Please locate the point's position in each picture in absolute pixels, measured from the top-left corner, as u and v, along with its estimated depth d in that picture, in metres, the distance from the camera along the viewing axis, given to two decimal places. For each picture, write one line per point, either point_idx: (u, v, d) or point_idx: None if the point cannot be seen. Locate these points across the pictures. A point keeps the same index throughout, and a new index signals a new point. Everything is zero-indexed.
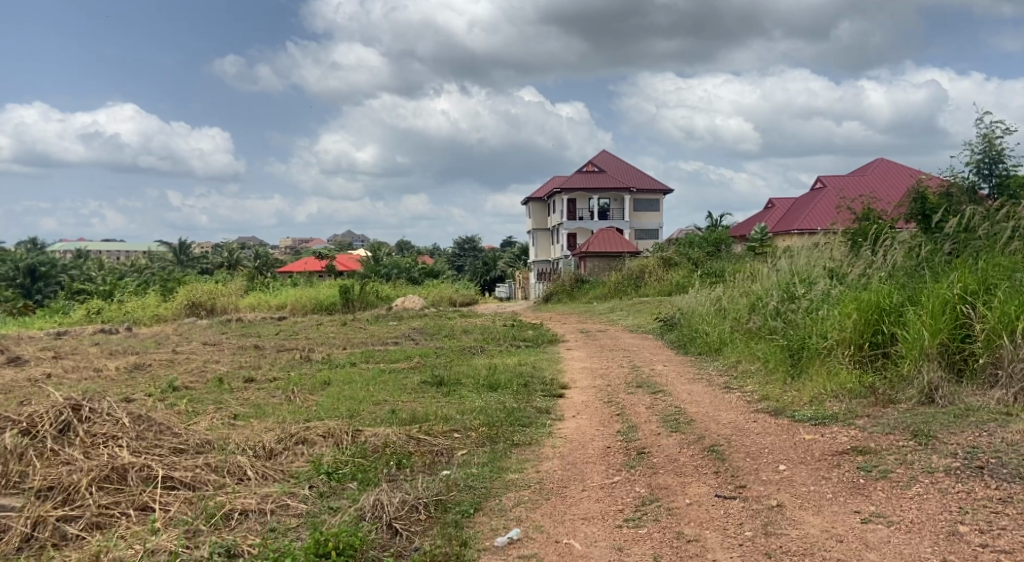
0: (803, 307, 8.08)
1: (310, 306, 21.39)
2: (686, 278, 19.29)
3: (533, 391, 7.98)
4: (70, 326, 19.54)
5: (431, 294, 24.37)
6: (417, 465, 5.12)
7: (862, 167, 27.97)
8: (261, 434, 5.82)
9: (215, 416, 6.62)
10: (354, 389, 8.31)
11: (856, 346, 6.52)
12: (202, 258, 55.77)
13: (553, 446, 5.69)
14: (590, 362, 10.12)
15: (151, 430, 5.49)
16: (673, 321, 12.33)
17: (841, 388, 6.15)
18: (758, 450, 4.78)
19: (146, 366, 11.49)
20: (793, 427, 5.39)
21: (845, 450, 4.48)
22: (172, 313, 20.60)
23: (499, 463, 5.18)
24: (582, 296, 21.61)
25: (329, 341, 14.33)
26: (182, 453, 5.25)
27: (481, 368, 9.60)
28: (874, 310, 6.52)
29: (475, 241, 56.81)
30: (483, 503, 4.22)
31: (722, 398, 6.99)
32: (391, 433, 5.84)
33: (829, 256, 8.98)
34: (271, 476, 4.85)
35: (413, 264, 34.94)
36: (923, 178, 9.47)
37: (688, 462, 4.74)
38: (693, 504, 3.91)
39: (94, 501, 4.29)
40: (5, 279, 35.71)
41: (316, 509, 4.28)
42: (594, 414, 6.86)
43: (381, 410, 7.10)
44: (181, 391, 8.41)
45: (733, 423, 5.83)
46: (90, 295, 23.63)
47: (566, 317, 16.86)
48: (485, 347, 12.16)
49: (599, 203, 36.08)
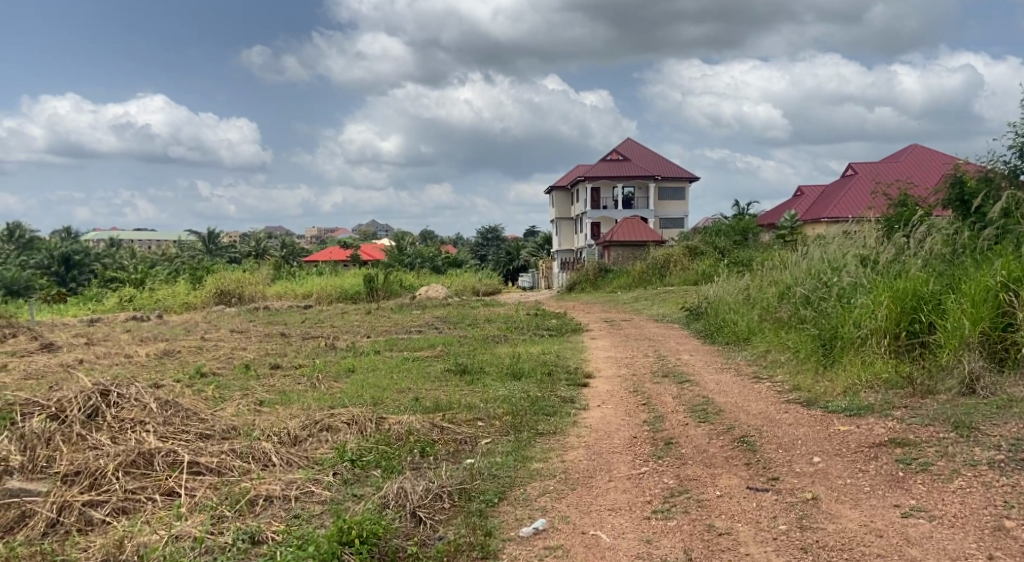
0: (834, 295, 7.91)
1: (335, 294, 21.46)
2: (712, 267, 19.06)
3: (557, 380, 7.89)
4: (101, 313, 19.78)
5: (455, 283, 24.35)
6: (441, 453, 5.04)
7: (894, 154, 27.48)
8: (285, 420, 5.79)
9: (240, 403, 6.61)
10: (377, 376, 8.28)
11: (892, 335, 6.39)
12: (229, 247, 56.26)
13: (578, 436, 5.60)
14: (616, 351, 10.01)
15: (178, 416, 5.48)
16: (699, 310, 12.17)
17: (877, 378, 6.01)
18: (792, 441, 4.65)
19: (174, 352, 11.56)
20: (826, 418, 5.25)
21: (882, 441, 4.33)
22: (201, 301, 20.78)
23: (524, 451, 5.10)
24: (606, 286, 21.47)
25: (354, 329, 14.33)
26: (208, 438, 5.22)
27: (505, 357, 9.52)
28: (910, 299, 6.42)
29: (498, 230, 56.72)
30: (508, 492, 4.14)
31: (752, 388, 6.86)
32: (415, 420, 5.76)
33: (861, 244, 8.78)
34: (296, 463, 4.80)
35: (438, 253, 34.95)
36: (959, 163, 9.22)
37: (718, 453, 4.62)
38: (725, 496, 3.80)
39: (121, 486, 4.24)
40: (40, 268, 36.31)
41: (340, 496, 4.21)
42: (620, 403, 6.76)
43: (405, 398, 7.05)
44: (209, 377, 8.44)
45: (763, 414, 5.70)
46: (121, 283, 23.90)
47: (590, 306, 16.74)
48: (509, 335, 12.09)
49: (624, 192, 35.81)
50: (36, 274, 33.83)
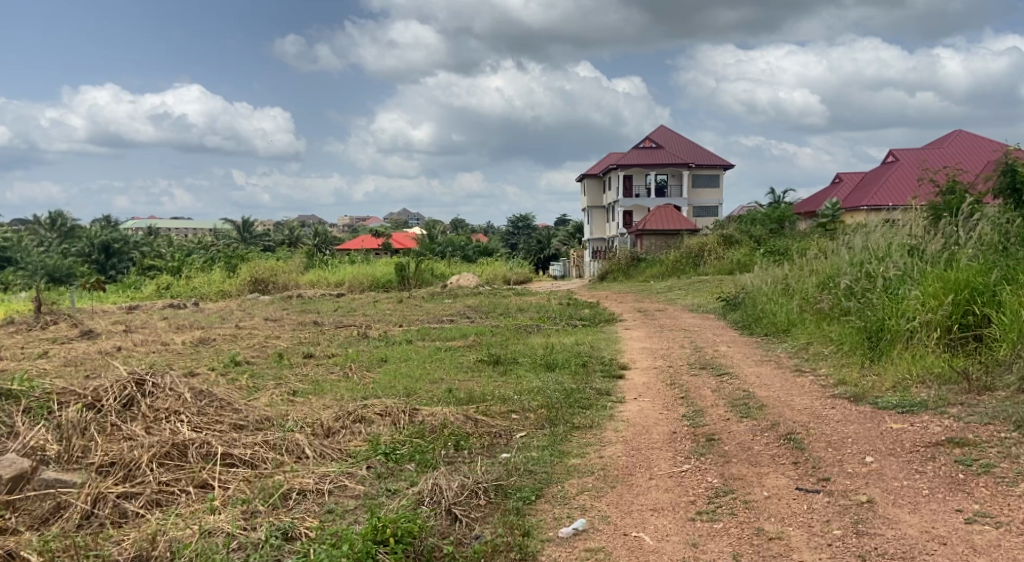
0: (879, 286, 7.65)
1: (368, 283, 21.49)
2: (748, 256, 18.74)
3: (592, 371, 7.76)
4: (139, 301, 20.02)
5: (486, 272, 24.27)
6: (476, 447, 4.92)
7: (937, 140, 26.82)
8: (319, 411, 5.72)
9: (274, 392, 6.56)
10: (410, 366, 8.20)
11: (944, 329, 6.25)
12: (264, 236, 56.80)
13: (615, 430, 5.45)
14: (650, 342, 9.82)
15: (212, 406, 5.41)
16: (735, 300, 11.91)
17: (929, 372, 5.87)
18: (842, 440, 4.48)
19: (210, 340, 11.61)
20: (877, 415, 5.08)
21: (940, 441, 4.18)
22: (236, 289, 20.94)
23: (561, 446, 4.97)
24: (639, 275, 21.23)
25: (386, 318, 14.31)
26: (242, 429, 5.16)
27: (538, 347, 9.39)
28: (962, 290, 6.30)
29: (529, 219, 56.50)
30: (545, 489, 4.01)
31: (795, 382, 6.68)
32: (449, 413, 5.65)
33: (907, 232, 8.49)
34: (330, 455, 4.68)
35: (469, 242, 34.91)
36: (1011, 150, 8.90)
37: (763, 451, 4.45)
38: (773, 497, 3.65)
39: (155, 478, 4.06)
40: (81, 256, 36.97)
41: (374, 490, 4.09)
42: (657, 396, 6.59)
43: (438, 388, 6.96)
44: (243, 365, 8.43)
45: (808, 410, 5.52)
46: (159, 271, 24.19)
47: (623, 296, 16.54)
48: (541, 325, 11.96)
49: (657, 180, 35.40)
50: (78, 261, 34.45)
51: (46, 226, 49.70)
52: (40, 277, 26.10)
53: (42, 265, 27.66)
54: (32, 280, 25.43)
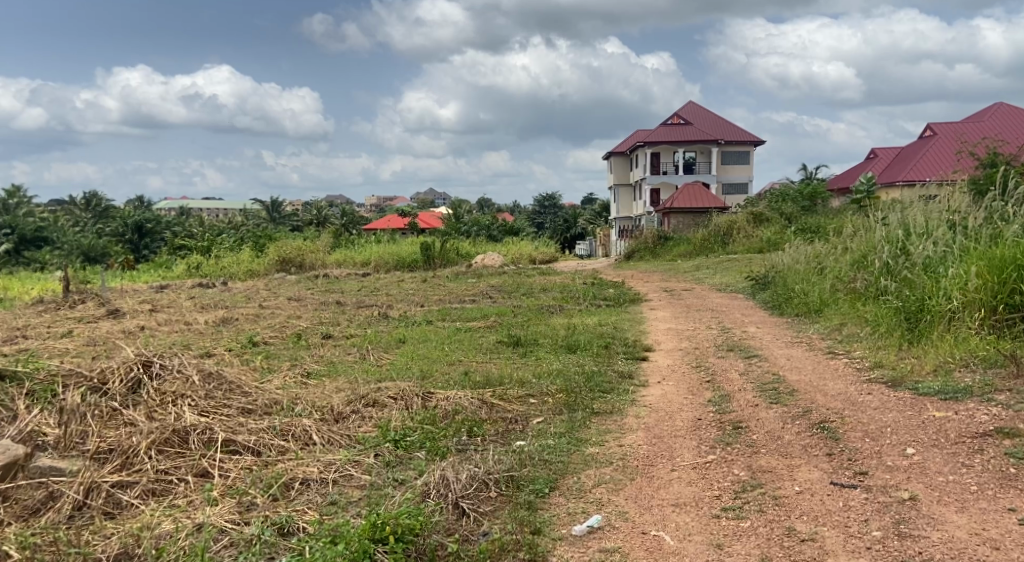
0: (918, 264, 7.27)
1: (393, 263, 21.35)
2: (778, 234, 18.29)
3: (614, 354, 7.48)
4: (169, 280, 20.05)
5: (511, 252, 24.01)
6: (491, 433, 4.70)
7: (976, 114, 26.01)
8: (330, 394, 5.52)
9: (288, 374, 6.36)
10: (428, 348, 7.99)
11: (989, 309, 5.93)
12: (292, 216, 56.99)
13: (637, 416, 5.19)
14: (676, 323, 9.50)
15: (220, 389, 5.09)
16: (765, 279, 11.52)
17: (973, 356, 5.62)
18: (880, 430, 4.20)
19: (232, 320, 11.49)
20: (917, 402, 4.78)
21: (987, 432, 3.92)
22: (264, 269, 20.91)
23: (578, 433, 4.74)
24: (666, 254, 20.82)
25: (408, 298, 14.15)
26: (251, 413, 4.83)
27: (561, 328, 9.14)
28: (1006, 266, 5.96)
29: (555, 197, 56.02)
30: (560, 481, 3.77)
31: (829, 365, 6.39)
32: (464, 397, 5.43)
33: (947, 207, 8.09)
34: (337, 442, 4.32)
35: (495, 222, 34.64)
36: None
37: (795, 441, 4.16)
38: (806, 493, 3.37)
39: (153, 466, 3.68)
40: (114, 236, 37.31)
41: (379, 480, 3.76)
42: (682, 380, 6.32)
43: (454, 371, 6.76)
44: (260, 346, 8.27)
45: (844, 396, 5.22)
46: (189, 251, 24.22)
47: (649, 275, 16.19)
48: (564, 305, 11.70)
49: (685, 157, 34.77)
50: (111, 241, 34.71)
51: (80, 207, 50.20)
52: (74, 256, 26.32)
53: (76, 244, 27.89)
54: (66, 259, 25.64)
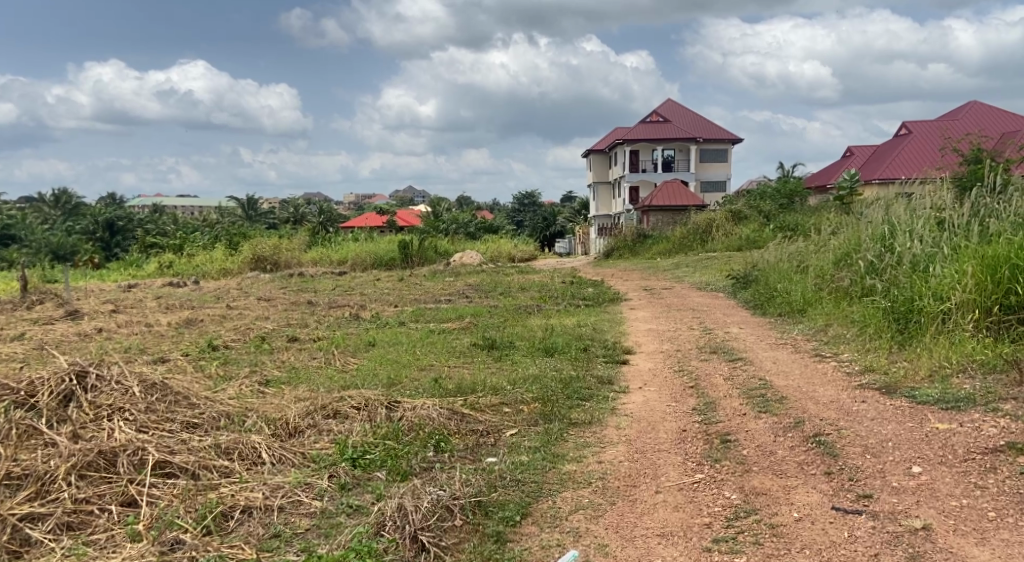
0: (907, 261, 6.96)
1: (371, 261, 20.89)
2: (757, 232, 18.08)
3: (593, 357, 7.12)
4: (138, 279, 19.45)
5: (490, 249, 23.65)
6: (459, 449, 4.31)
7: (951, 112, 26.05)
8: (287, 405, 5.10)
9: (244, 382, 5.93)
10: (398, 351, 7.60)
11: (983, 310, 5.63)
12: (268, 214, 56.25)
13: (618, 428, 4.83)
14: (657, 323, 9.16)
15: (164, 400, 4.62)
16: (746, 277, 11.22)
17: (970, 360, 5.32)
18: (881, 444, 3.86)
19: (197, 321, 11.01)
20: (916, 413, 4.45)
21: (999, 447, 3.60)
22: (237, 267, 20.38)
23: (554, 448, 4.37)
24: (645, 252, 20.53)
25: (383, 297, 13.73)
26: (195, 428, 4.38)
27: (538, 329, 8.77)
28: (1000, 266, 5.66)
29: (535, 195, 55.75)
30: (533, 506, 3.40)
31: (816, 369, 6.08)
32: (432, 406, 5.03)
33: (933, 203, 7.81)
34: (289, 461, 3.88)
35: (473, 219, 34.20)
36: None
37: (790, 457, 3.82)
38: (804, 522, 3.03)
39: (71, 495, 3.25)
40: (85, 233, 36.56)
41: (331, 507, 3.33)
42: (665, 386, 5.97)
43: (425, 377, 6.36)
44: (219, 349, 7.81)
45: (836, 404, 4.89)
46: (161, 249, 23.60)
47: (629, 274, 15.86)
48: (542, 305, 11.36)
49: (664, 154, 34.53)
50: (82, 239, 33.95)
51: (50, 204, 49.09)
52: (41, 255, 25.58)
53: (45, 242, 27.12)
54: (34, 256, 24.90)
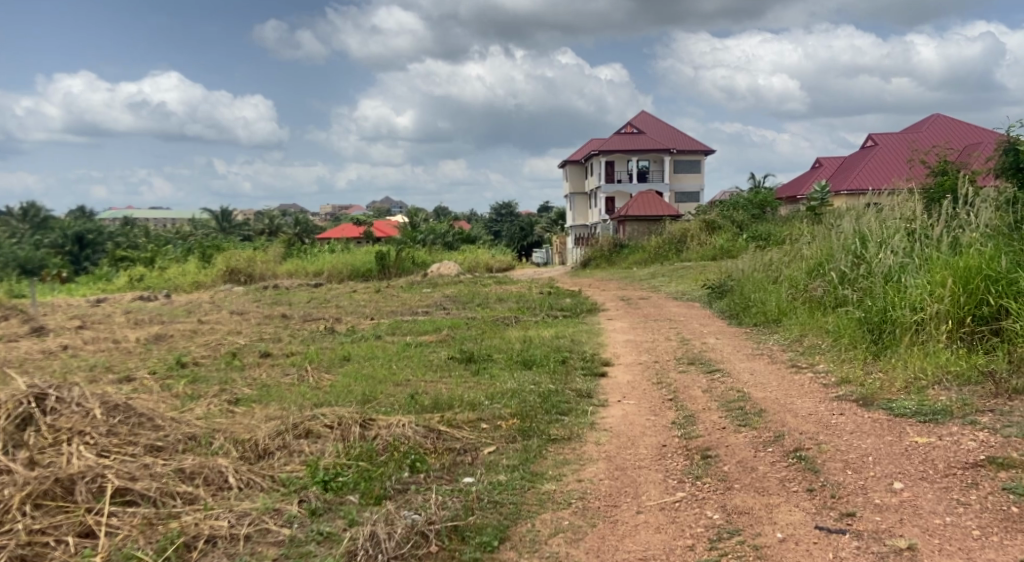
0: (881, 271, 6.97)
1: (347, 272, 20.70)
2: (732, 242, 18.16)
3: (571, 370, 7.05)
4: (108, 293, 19.11)
5: (467, 260, 23.54)
6: (435, 469, 4.21)
7: (916, 124, 26.47)
8: (257, 424, 4.98)
9: (212, 401, 5.78)
10: (373, 366, 7.49)
11: (957, 321, 5.64)
12: (242, 225, 55.69)
13: (596, 444, 4.76)
14: (635, 334, 9.12)
15: (127, 423, 4.52)
16: (722, 287, 11.21)
17: (945, 371, 5.32)
18: (861, 459, 3.82)
19: (166, 336, 10.80)
20: (896, 425, 4.43)
21: (979, 462, 3.58)
22: (210, 280, 20.09)
23: (532, 467, 4.29)
24: (622, 262, 20.54)
25: (359, 310, 13.57)
26: (159, 452, 4.25)
27: (515, 342, 8.69)
28: (974, 276, 5.69)
29: (512, 206, 55.78)
30: (511, 530, 3.33)
31: (793, 380, 6.05)
32: (407, 424, 4.93)
33: (905, 213, 7.86)
34: (257, 485, 3.83)
35: (449, 230, 34.07)
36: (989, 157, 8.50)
37: (771, 474, 3.76)
38: (781, 548, 2.99)
39: (25, 526, 3.13)
40: (54, 246, 35.98)
41: (300, 535, 3.25)
42: (644, 399, 5.91)
43: (400, 393, 6.25)
44: (188, 367, 7.64)
45: (815, 417, 4.86)
46: (132, 263, 23.22)
47: (606, 284, 15.83)
48: (519, 317, 11.28)
49: (639, 164, 34.68)
50: (50, 253, 33.37)
51: (17, 217, 48.22)
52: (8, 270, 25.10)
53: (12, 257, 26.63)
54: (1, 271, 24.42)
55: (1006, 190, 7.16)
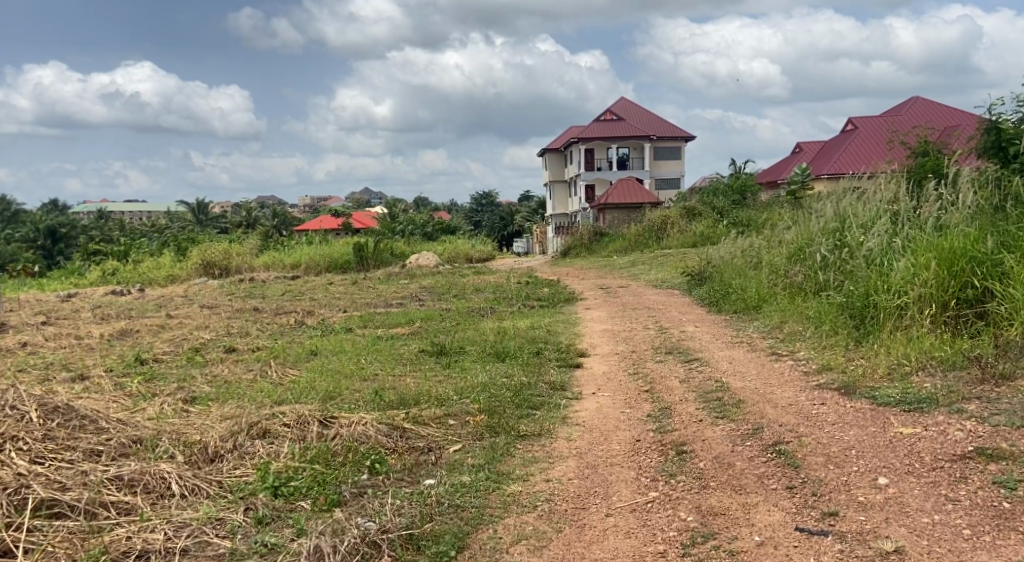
0: (861, 253, 6.79)
1: (324, 264, 20.35)
2: (712, 229, 18.02)
3: (545, 361, 6.83)
4: (79, 288, 18.65)
5: (446, 250, 23.25)
6: (397, 471, 3.97)
7: (895, 108, 26.40)
8: (210, 425, 4.70)
9: (166, 400, 5.49)
10: (340, 361, 7.21)
11: (941, 305, 5.46)
12: (219, 218, 54.97)
13: (569, 440, 4.54)
14: (612, 323, 8.91)
15: (66, 426, 4.25)
16: (701, 274, 11.02)
17: (928, 357, 5.14)
18: (844, 453, 3.62)
19: (131, 332, 10.45)
20: (878, 416, 4.23)
21: (968, 454, 3.39)
22: (185, 274, 19.69)
23: (500, 466, 4.06)
24: (601, 250, 20.34)
25: (333, 302, 13.27)
26: (99, 456, 3.99)
27: (489, 333, 8.45)
28: (957, 259, 5.52)
29: (492, 195, 55.45)
30: (471, 537, 3.13)
31: (773, 369, 5.85)
32: (369, 422, 4.67)
33: (885, 196, 7.68)
34: (202, 491, 3.57)
35: (429, 220, 33.73)
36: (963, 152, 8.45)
37: (748, 470, 3.56)
38: (753, 552, 2.81)
39: None
40: (26, 241, 35.31)
41: (242, 547, 3.05)
42: (619, 391, 5.69)
43: (366, 388, 5.99)
44: (148, 364, 7.33)
45: (795, 408, 4.66)
46: (104, 256, 22.72)
47: (586, 273, 15.63)
48: (495, 307, 11.03)
49: (618, 152, 34.48)
50: (23, 247, 32.73)
51: None
52: None
53: None
54: None
55: (987, 170, 6.99)
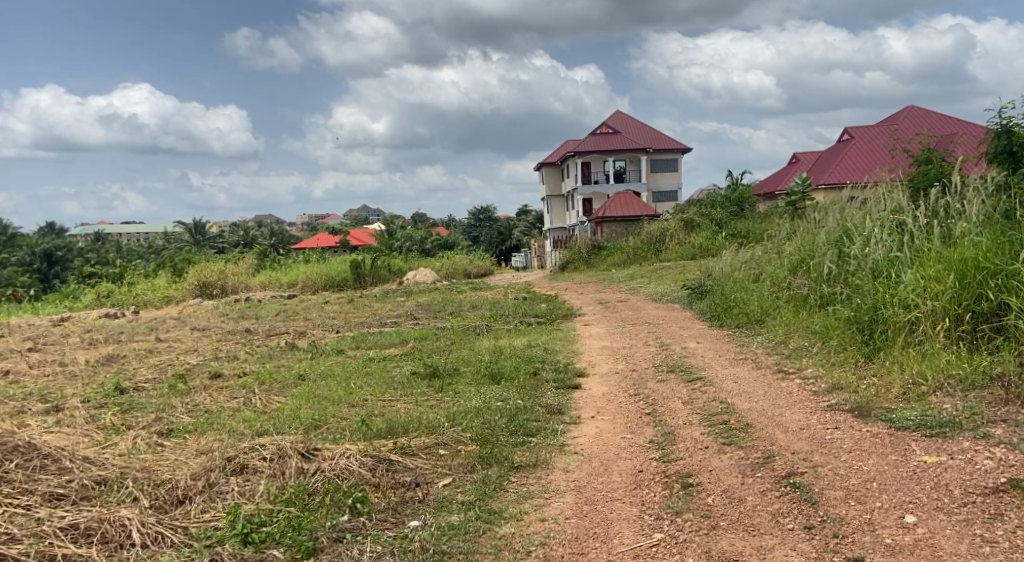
0: (867, 264, 6.50)
1: (320, 282, 20.04)
2: (711, 240, 17.77)
3: (542, 383, 6.53)
4: (72, 311, 18.34)
5: (444, 267, 22.97)
6: (381, 510, 3.68)
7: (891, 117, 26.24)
8: (184, 461, 4.41)
9: (140, 434, 5.18)
10: (329, 386, 6.90)
11: (954, 319, 5.18)
12: (217, 238, 54.73)
13: (567, 471, 4.24)
14: (612, 340, 8.61)
15: (25, 467, 3.95)
16: (701, 287, 10.72)
17: (945, 375, 4.85)
18: (865, 486, 3.32)
19: (118, 358, 10.13)
20: (899, 442, 3.94)
21: (1001, 487, 3.10)
22: (179, 294, 19.38)
23: (491, 504, 3.75)
24: (600, 264, 20.07)
25: (327, 322, 12.98)
26: (59, 501, 3.70)
27: (485, 353, 8.15)
28: (969, 270, 5.24)
29: (490, 210, 55.27)
30: None
31: (780, 388, 5.55)
32: (351, 455, 4.37)
33: (891, 204, 7.40)
34: (166, 540, 3.28)
35: (427, 236, 33.47)
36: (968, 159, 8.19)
37: (760, 506, 3.27)
38: None
39: None
40: (22, 265, 35.10)
41: None
42: (620, 414, 5.39)
43: (353, 416, 5.68)
44: (129, 392, 7.01)
45: (807, 433, 4.36)
46: (99, 278, 22.43)
47: (585, 287, 15.35)
48: (491, 325, 10.74)
49: (615, 165, 34.29)
50: (19, 271, 32.49)
51: None
52: None
53: None
54: None
55: (996, 176, 6.71)
